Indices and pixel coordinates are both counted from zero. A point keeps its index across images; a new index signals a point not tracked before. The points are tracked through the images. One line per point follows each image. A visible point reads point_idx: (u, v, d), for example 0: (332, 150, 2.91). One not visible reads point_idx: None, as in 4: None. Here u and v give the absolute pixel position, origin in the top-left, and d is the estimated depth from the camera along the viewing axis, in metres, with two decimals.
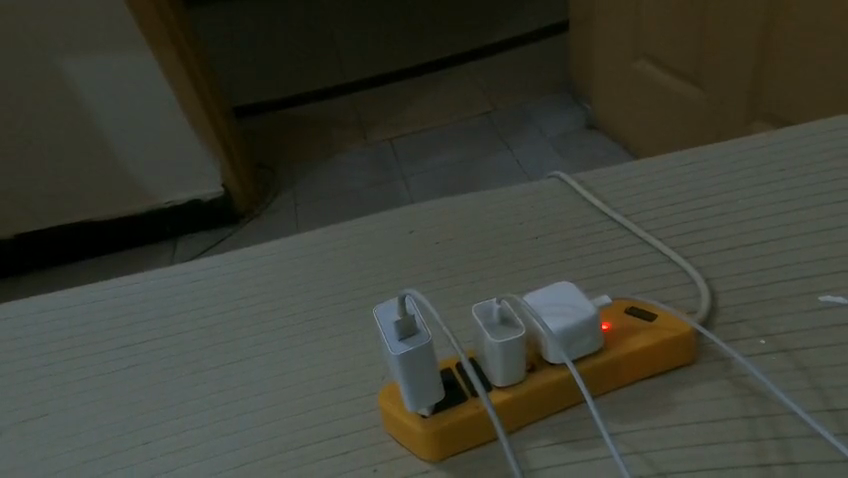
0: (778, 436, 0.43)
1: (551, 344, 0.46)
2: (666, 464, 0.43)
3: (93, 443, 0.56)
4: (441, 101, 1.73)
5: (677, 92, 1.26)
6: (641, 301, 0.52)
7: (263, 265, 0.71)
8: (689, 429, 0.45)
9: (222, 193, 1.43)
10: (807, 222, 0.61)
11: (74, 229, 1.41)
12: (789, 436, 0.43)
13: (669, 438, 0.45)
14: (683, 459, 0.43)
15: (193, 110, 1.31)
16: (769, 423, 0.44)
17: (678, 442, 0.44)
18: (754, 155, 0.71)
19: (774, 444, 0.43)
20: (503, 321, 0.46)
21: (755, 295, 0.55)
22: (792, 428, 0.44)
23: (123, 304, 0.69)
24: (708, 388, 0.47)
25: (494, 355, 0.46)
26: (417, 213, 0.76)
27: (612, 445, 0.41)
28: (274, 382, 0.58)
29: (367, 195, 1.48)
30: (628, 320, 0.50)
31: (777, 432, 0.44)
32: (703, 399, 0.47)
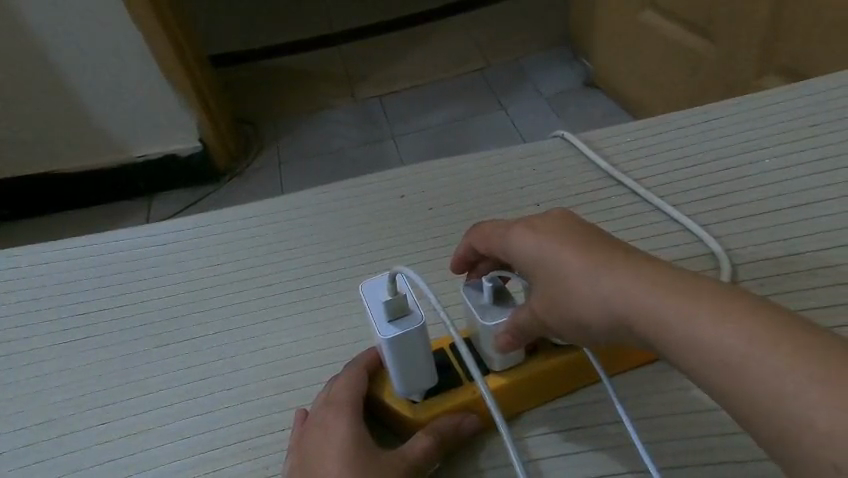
0: None
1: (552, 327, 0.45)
2: (683, 452, 0.43)
3: (52, 420, 0.52)
4: (432, 55, 1.62)
5: (687, 45, 1.17)
6: None
7: (238, 230, 0.66)
8: (711, 417, 0.45)
9: (199, 147, 1.33)
10: (831, 188, 0.58)
11: (39, 182, 1.31)
12: None
13: (691, 427, 0.45)
14: (706, 448, 0.43)
15: (161, 56, 1.19)
16: None
17: (702, 431, 0.44)
18: (772, 114, 0.67)
19: None
20: (495, 302, 0.45)
21: (789, 265, 0.53)
22: None
23: (84, 270, 0.64)
24: None
25: (486, 338, 0.44)
26: (409, 175, 0.70)
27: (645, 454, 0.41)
28: (247, 359, 0.54)
29: (353, 155, 1.40)
30: None
31: None
32: None
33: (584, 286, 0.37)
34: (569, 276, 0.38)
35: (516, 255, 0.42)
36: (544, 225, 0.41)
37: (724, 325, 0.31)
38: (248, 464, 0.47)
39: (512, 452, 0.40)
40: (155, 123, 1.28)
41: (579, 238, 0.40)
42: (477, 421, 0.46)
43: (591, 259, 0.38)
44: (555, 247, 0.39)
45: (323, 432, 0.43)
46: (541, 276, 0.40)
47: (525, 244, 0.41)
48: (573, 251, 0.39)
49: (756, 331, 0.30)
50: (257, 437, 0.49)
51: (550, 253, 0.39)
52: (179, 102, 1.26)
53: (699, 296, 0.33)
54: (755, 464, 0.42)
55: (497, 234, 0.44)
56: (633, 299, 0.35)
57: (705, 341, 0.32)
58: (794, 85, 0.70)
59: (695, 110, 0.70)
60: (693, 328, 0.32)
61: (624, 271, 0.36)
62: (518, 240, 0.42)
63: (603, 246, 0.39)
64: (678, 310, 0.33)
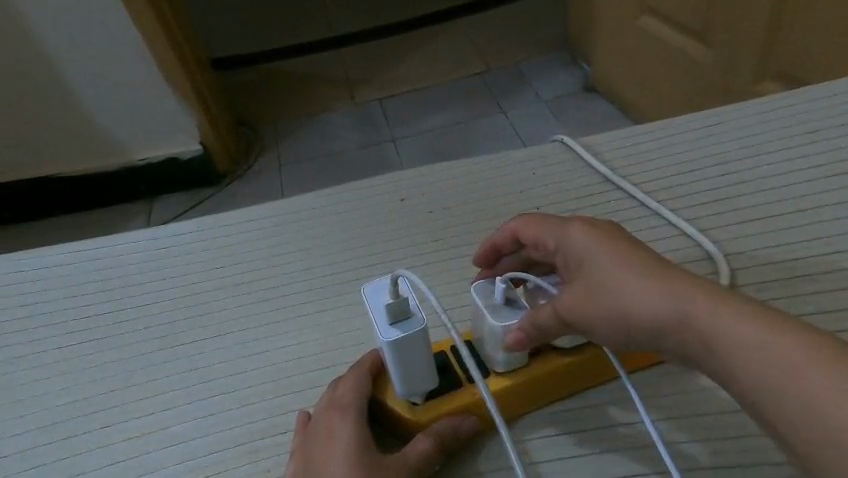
0: None
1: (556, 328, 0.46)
2: (685, 455, 0.44)
3: (55, 422, 0.52)
4: (432, 59, 1.63)
5: (685, 49, 1.18)
6: None
7: (240, 233, 0.66)
8: (710, 419, 0.46)
9: (200, 150, 1.33)
10: (828, 192, 0.59)
11: (40, 184, 1.32)
12: None
13: (692, 429, 0.45)
14: (707, 451, 0.44)
15: (163, 59, 1.20)
16: None
17: (702, 433, 0.45)
18: (770, 119, 0.67)
19: None
20: (506, 304, 0.45)
21: (787, 269, 0.53)
22: None
23: (86, 273, 0.64)
24: None
25: (491, 338, 0.45)
26: (410, 178, 0.70)
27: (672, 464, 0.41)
28: (250, 361, 0.54)
29: (354, 158, 1.40)
30: None
31: None
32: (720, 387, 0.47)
33: (632, 285, 0.37)
34: (615, 275, 0.38)
35: (565, 251, 0.43)
36: (595, 225, 0.42)
37: (773, 335, 0.32)
38: (250, 467, 0.47)
39: (513, 454, 0.41)
40: (156, 126, 1.29)
41: (628, 242, 0.40)
42: (477, 423, 0.46)
43: (640, 262, 0.38)
44: (603, 247, 0.40)
45: (325, 435, 0.43)
46: (586, 273, 0.40)
47: (575, 241, 0.42)
48: (621, 252, 0.39)
49: (804, 344, 0.31)
50: (258, 439, 0.49)
51: (598, 252, 0.40)
52: (180, 105, 1.26)
53: (748, 307, 0.34)
54: (754, 466, 0.42)
55: (546, 227, 0.45)
56: (682, 302, 0.35)
57: (751, 350, 0.32)
58: (792, 90, 0.70)
59: (694, 115, 0.71)
60: (740, 336, 0.33)
61: (674, 276, 0.37)
62: (569, 236, 0.42)
63: (650, 252, 0.39)
64: (727, 318, 0.34)
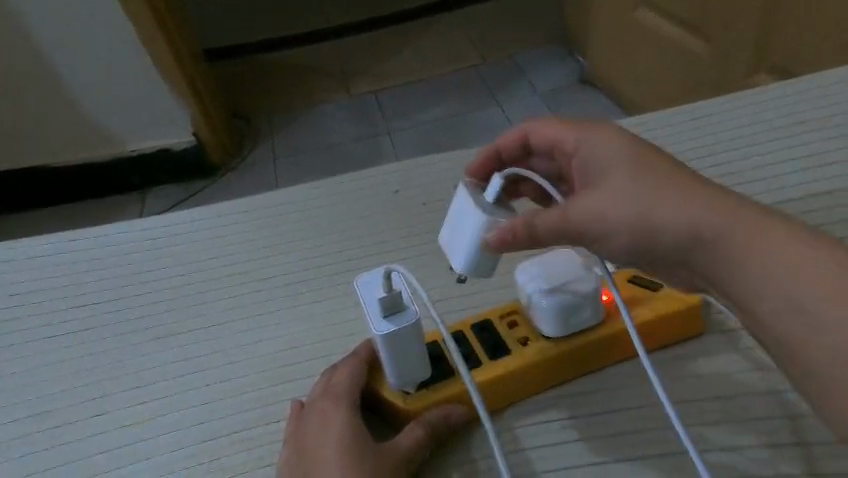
0: (788, 416, 0.46)
1: (543, 321, 0.48)
2: (673, 441, 0.45)
3: (48, 411, 0.53)
4: (427, 51, 1.62)
5: (679, 42, 1.18)
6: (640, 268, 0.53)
7: (232, 224, 0.66)
8: (697, 407, 0.47)
9: (194, 141, 1.32)
10: (815, 184, 0.59)
11: (32, 175, 1.30)
12: (801, 415, 0.46)
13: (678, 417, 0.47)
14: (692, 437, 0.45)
15: (155, 49, 1.19)
16: (780, 403, 0.46)
17: (688, 420, 0.46)
18: (761, 111, 0.68)
19: (787, 426, 0.45)
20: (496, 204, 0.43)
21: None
22: (799, 405, 0.46)
23: (78, 263, 0.64)
24: (722, 361, 0.50)
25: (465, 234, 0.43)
26: (404, 170, 0.70)
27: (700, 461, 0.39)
28: (242, 352, 0.55)
29: (349, 150, 1.40)
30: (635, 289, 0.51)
31: (788, 412, 0.46)
32: (707, 376, 0.49)
33: (660, 196, 0.38)
34: (643, 186, 0.38)
35: (589, 163, 0.42)
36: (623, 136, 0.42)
37: (785, 246, 0.34)
38: (244, 455, 0.48)
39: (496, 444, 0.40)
40: (148, 117, 1.28)
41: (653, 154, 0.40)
42: (469, 413, 0.47)
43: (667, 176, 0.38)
44: (632, 159, 0.40)
45: (320, 424, 0.44)
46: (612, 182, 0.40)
47: (596, 150, 0.42)
48: (649, 165, 0.39)
49: (811, 251, 0.34)
50: (251, 428, 0.49)
51: (627, 162, 0.40)
52: (173, 96, 1.25)
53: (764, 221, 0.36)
54: (733, 452, 0.44)
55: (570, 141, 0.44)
56: (704, 216, 0.36)
57: (765, 261, 0.35)
58: (783, 83, 0.71)
59: (686, 107, 0.71)
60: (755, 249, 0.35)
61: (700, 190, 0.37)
62: (595, 149, 0.42)
63: (675, 165, 0.39)
64: (744, 231, 0.35)
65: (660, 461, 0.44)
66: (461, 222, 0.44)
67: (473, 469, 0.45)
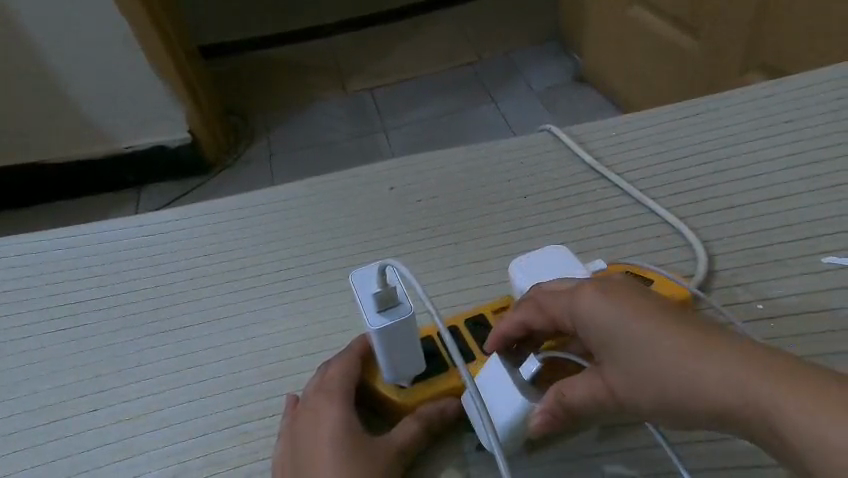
0: None
1: None
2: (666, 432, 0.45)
3: (43, 406, 0.53)
4: (423, 49, 1.62)
5: (671, 40, 1.19)
6: (634, 263, 0.53)
7: (227, 221, 0.66)
8: None
9: (188, 138, 1.32)
10: (802, 181, 0.60)
11: (25, 172, 1.30)
12: None
13: None
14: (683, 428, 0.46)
15: (148, 46, 1.18)
16: None
17: None
18: (751, 109, 0.68)
19: None
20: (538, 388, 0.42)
21: (759, 256, 0.55)
22: None
23: (71, 260, 0.64)
24: None
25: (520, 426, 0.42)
26: (398, 168, 0.70)
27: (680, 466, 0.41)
28: (237, 348, 0.55)
29: (344, 148, 1.40)
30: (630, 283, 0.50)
31: None
32: None
33: (657, 361, 0.34)
34: (637, 353, 0.35)
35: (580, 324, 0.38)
36: (609, 290, 0.37)
37: (811, 406, 0.28)
38: (237, 450, 0.48)
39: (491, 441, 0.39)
40: (141, 114, 1.27)
41: (645, 306, 0.36)
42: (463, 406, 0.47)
43: (661, 328, 0.34)
44: (616, 321, 0.35)
45: (315, 419, 0.44)
46: (607, 350, 0.36)
47: (580, 312, 0.37)
48: (644, 323, 0.35)
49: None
50: (246, 422, 0.50)
51: (615, 321, 0.35)
52: (167, 93, 1.25)
53: (779, 370, 0.30)
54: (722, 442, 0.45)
55: (557, 302, 0.40)
56: (709, 381, 0.32)
57: (792, 429, 0.29)
58: (773, 81, 0.72)
59: (678, 104, 0.72)
60: (776, 409, 0.29)
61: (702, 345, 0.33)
62: (580, 308, 0.37)
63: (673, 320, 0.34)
64: (755, 390, 0.30)
65: (644, 450, 0.45)
66: (497, 396, 0.42)
67: (464, 461, 0.46)
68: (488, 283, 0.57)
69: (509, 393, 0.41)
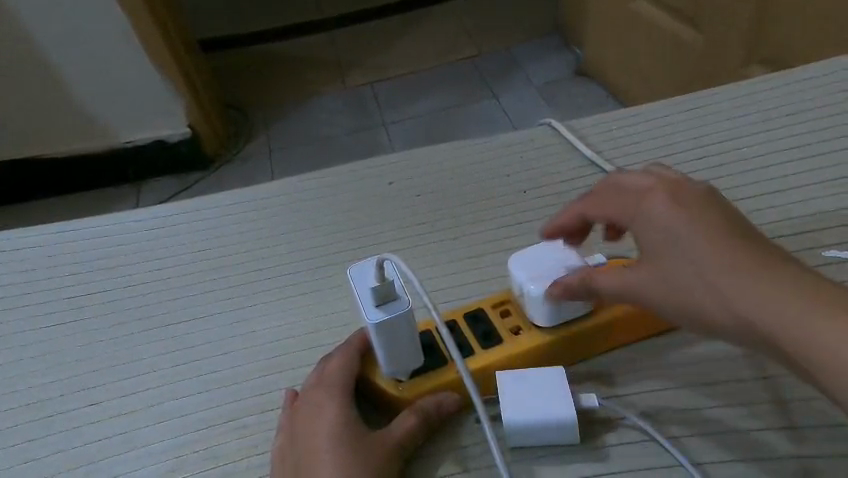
0: (779, 398, 0.46)
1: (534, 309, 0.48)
2: (670, 424, 0.45)
3: (42, 400, 0.53)
4: (423, 43, 1.61)
5: (672, 33, 1.19)
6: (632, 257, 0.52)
7: (226, 215, 0.66)
8: (692, 390, 0.47)
9: (187, 133, 1.32)
10: (802, 174, 0.60)
11: (24, 166, 1.30)
12: (791, 398, 0.46)
13: (674, 401, 0.46)
14: (688, 421, 0.45)
15: (147, 40, 1.18)
16: (772, 386, 0.46)
17: (684, 404, 0.46)
18: (753, 102, 0.68)
19: (775, 407, 0.45)
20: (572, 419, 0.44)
21: None
22: (793, 390, 0.46)
23: (69, 255, 0.64)
24: (716, 347, 0.49)
25: (537, 440, 0.44)
26: (397, 163, 0.70)
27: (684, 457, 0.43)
28: (237, 342, 0.55)
29: (344, 142, 1.39)
30: None
31: (779, 395, 0.46)
32: (701, 362, 0.49)
33: (709, 268, 0.37)
34: (693, 263, 0.37)
35: (640, 224, 0.41)
36: (684, 203, 0.40)
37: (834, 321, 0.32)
38: (237, 444, 0.48)
39: (491, 438, 0.41)
40: (140, 109, 1.27)
41: (715, 222, 0.38)
42: (461, 400, 0.47)
43: (711, 237, 0.37)
44: (676, 226, 0.39)
45: (315, 413, 0.44)
46: (664, 250, 0.39)
47: (643, 214, 0.41)
48: (706, 243, 0.37)
49: None
50: (246, 416, 0.50)
51: (676, 225, 0.39)
52: (166, 87, 1.24)
53: (827, 296, 0.33)
54: (727, 435, 0.44)
55: (629, 195, 0.43)
56: (754, 296, 0.35)
57: (824, 346, 0.32)
58: (775, 74, 0.71)
59: (679, 98, 0.71)
60: (813, 330, 0.32)
61: (757, 266, 0.36)
62: (651, 211, 0.40)
63: (728, 231, 0.38)
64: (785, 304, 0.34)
65: (645, 444, 0.44)
66: (541, 402, 0.43)
67: (462, 455, 0.45)
68: (487, 277, 0.57)
69: (559, 407, 0.43)
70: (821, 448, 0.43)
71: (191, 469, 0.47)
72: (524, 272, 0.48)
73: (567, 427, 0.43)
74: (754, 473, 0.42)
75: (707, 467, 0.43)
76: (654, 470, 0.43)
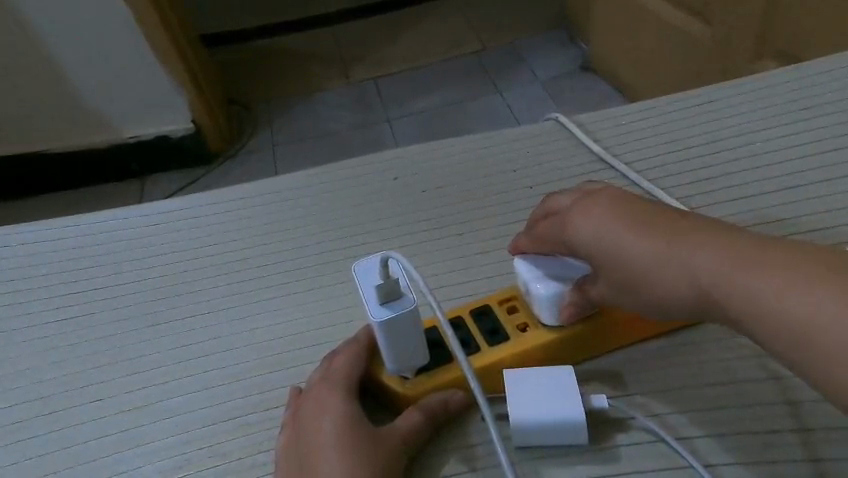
0: (791, 400, 0.45)
1: (539, 307, 0.47)
2: (679, 425, 0.45)
3: (47, 396, 0.53)
4: (427, 38, 1.60)
5: (680, 27, 1.17)
6: None
7: (230, 211, 0.66)
8: (702, 391, 0.46)
9: (191, 128, 1.31)
10: (815, 170, 0.59)
11: (29, 161, 1.30)
12: (803, 400, 0.45)
13: (684, 401, 0.46)
14: (698, 423, 0.44)
15: (151, 35, 1.17)
16: (785, 387, 0.46)
17: (694, 405, 0.45)
18: (765, 96, 0.67)
19: (788, 409, 0.44)
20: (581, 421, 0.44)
21: None
22: (806, 392, 0.45)
23: (73, 250, 0.64)
24: (727, 348, 0.49)
25: (545, 440, 0.43)
26: (402, 158, 0.69)
27: (694, 459, 0.42)
28: (241, 339, 0.55)
29: (347, 138, 1.39)
30: None
31: (792, 397, 0.45)
32: (712, 362, 0.48)
33: (654, 261, 0.39)
34: (638, 254, 0.39)
35: (574, 241, 0.43)
36: (607, 213, 0.42)
37: (772, 281, 0.34)
38: (241, 441, 0.48)
39: (496, 438, 0.40)
40: (144, 104, 1.26)
41: (645, 218, 0.41)
42: (467, 398, 0.47)
43: (646, 236, 0.40)
44: (610, 233, 0.41)
45: (318, 410, 0.44)
46: (608, 258, 0.41)
47: (574, 230, 0.43)
48: (644, 239, 0.40)
49: (804, 283, 0.33)
50: (250, 413, 0.50)
51: (607, 235, 0.41)
52: (170, 82, 1.24)
53: (769, 256, 0.35)
54: (738, 437, 0.43)
55: (554, 219, 0.45)
56: (702, 272, 0.37)
57: (784, 306, 0.33)
58: (788, 68, 0.70)
59: (688, 92, 0.70)
60: (766, 295, 0.34)
61: (700, 241, 0.38)
62: (577, 222, 0.43)
63: (662, 224, 0.40)
64: (730, 275, 0.36)
65: (653, 445, 0.44)
66: (552, 403, 0.43)
67: (469, 454, 0.45)
68: (493, 275, 0.57)
69: (568, 408, 0.42)
70: (833, 450, 0.42)
71: (195, 466, 0.47)
72: (535, 270, 0.47)
73: (576, 429, 0.43)
74: (765, 475, 0.42)
75: (718, 469, 0.42)
76: (663, 472, 0.42)
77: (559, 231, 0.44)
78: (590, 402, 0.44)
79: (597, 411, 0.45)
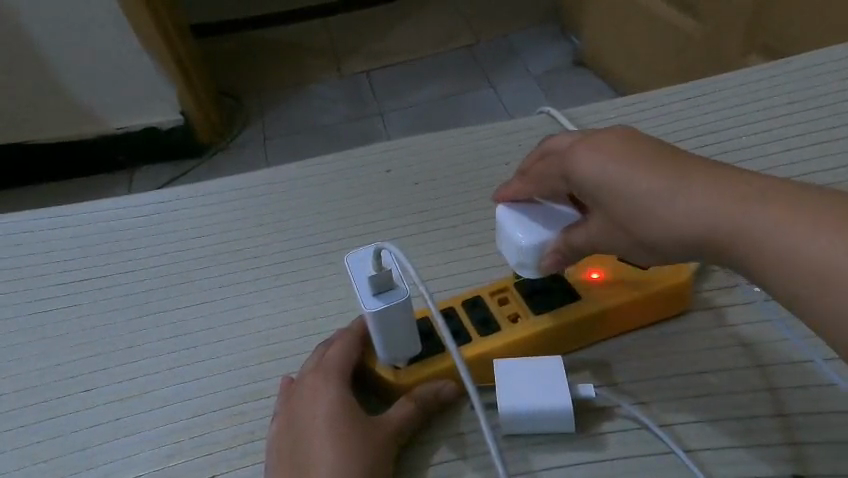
0: (772, 387, 0.46)
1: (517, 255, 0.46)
2: (663, 412, 0.46)
3: (37, 385, 0.53)
4: (420, 31, 1.59)
5: (671, 22, 1.18)
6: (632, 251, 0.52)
7: (220, 202, 0.65)
8: (687, 380, 0.47)
9: (181, 120, 1.30)
10: (800, 163, 0.60)
11: (14, 152, 1.28)
12: (782, 386, 0.46)
13: (668, 389, 0.47)
14: (682, 410, 0.46)
15: (138, 24, 1.15)
16: (766, 374, 0.47)
17: (679, 393, 0.46)
18: (754, 90, 0.68)
19: (768, 395, 0.46)
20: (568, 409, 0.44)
21: None
22: (786, 379, 0.46)
23: (61, 241, 0.63)
24: (712, 338, 0.50)
25: (532, 427, 0.44)
26: (394, 152, 0.69)
27: (676, 446, 0.43)
28: (232, 329, 0.55)
29: (339, 131, 1.38)
30: (623, 270, 0.50)
31: (772, 384, 0.46)
32: (697, 351, 0.49)
33: (661, 197, 0.38)
34: (646, 192, 0.39)
35: (576, 179, 0.42)
36: (613, 150, 0.41)
37: (784, 218, 0.34)
38: (233, 431, 0.48)
39: (485, 427, 0.41)
40: (132, 95, 1.25)
41: (649, 154, 0.40)
42: (458, 387, 0.47)
43: (653, 171, 0.39)
44: (615, 168, 0.40)
45: (311, 399, 0.44)
46: (612, 197, 0.40)
47: (577, 167, 0.42)
48: (651, 173, 0.39)
49: (814, 222, 0.33)
50: (242, 404, 0.50)
51: (610, 172, 0.40)
52: (159, 73, 1.22)
53: (773, 194, 0.35)
54: (720, 423, 0.45)
55: (555, 158, 0.45)
56: (709, 209, 0.36)
57: (796, 245, 0.33)
58: (775, 63, 0.71)
59: (678, 86, 0.71)
60: (775, 233, 0.34)
61: (704, 178, 0.37)
62: (579, 160, 0.42)
63: (668, 160, 0.39)
64: (739, 212, 0.35)
65: (638, 432, 0.45)
66: (538, 391, 0.43)
67: (459, 442, 0.46)
68: (485, 266, 0.57)
69: (555, 398, 0.43)
70: (811, 435, 0.43)
71: (186, 455, 0.47)
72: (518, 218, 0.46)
73: (561, 416, 0.43)
74: (745, 458, 0.43)
75: (699, 455, 0.43)
76: (646, 458, 0.43)
77: (561, 169, 0.44)
78: (578, 393, 0.45)
79: (584, 400, 0.45)
